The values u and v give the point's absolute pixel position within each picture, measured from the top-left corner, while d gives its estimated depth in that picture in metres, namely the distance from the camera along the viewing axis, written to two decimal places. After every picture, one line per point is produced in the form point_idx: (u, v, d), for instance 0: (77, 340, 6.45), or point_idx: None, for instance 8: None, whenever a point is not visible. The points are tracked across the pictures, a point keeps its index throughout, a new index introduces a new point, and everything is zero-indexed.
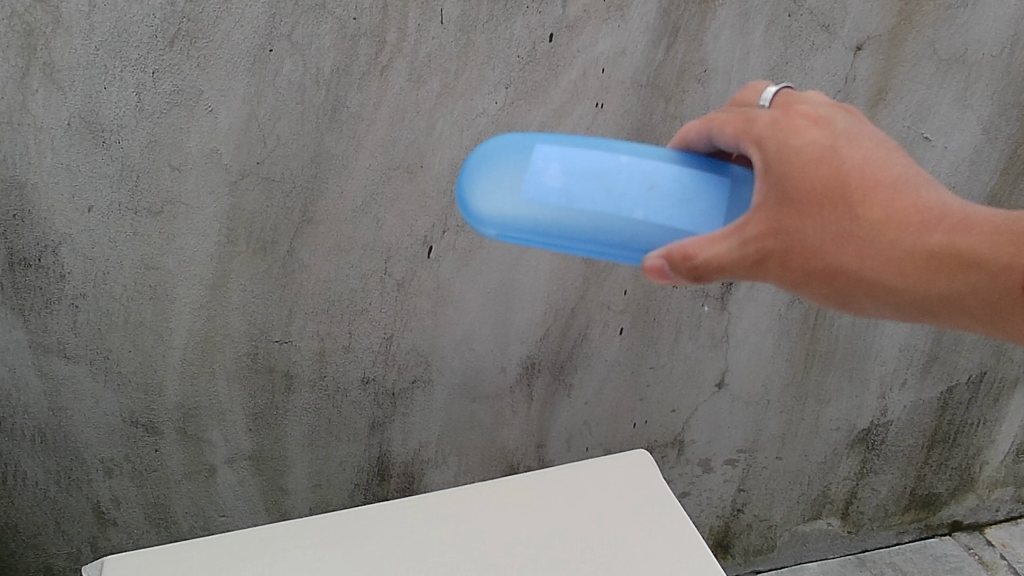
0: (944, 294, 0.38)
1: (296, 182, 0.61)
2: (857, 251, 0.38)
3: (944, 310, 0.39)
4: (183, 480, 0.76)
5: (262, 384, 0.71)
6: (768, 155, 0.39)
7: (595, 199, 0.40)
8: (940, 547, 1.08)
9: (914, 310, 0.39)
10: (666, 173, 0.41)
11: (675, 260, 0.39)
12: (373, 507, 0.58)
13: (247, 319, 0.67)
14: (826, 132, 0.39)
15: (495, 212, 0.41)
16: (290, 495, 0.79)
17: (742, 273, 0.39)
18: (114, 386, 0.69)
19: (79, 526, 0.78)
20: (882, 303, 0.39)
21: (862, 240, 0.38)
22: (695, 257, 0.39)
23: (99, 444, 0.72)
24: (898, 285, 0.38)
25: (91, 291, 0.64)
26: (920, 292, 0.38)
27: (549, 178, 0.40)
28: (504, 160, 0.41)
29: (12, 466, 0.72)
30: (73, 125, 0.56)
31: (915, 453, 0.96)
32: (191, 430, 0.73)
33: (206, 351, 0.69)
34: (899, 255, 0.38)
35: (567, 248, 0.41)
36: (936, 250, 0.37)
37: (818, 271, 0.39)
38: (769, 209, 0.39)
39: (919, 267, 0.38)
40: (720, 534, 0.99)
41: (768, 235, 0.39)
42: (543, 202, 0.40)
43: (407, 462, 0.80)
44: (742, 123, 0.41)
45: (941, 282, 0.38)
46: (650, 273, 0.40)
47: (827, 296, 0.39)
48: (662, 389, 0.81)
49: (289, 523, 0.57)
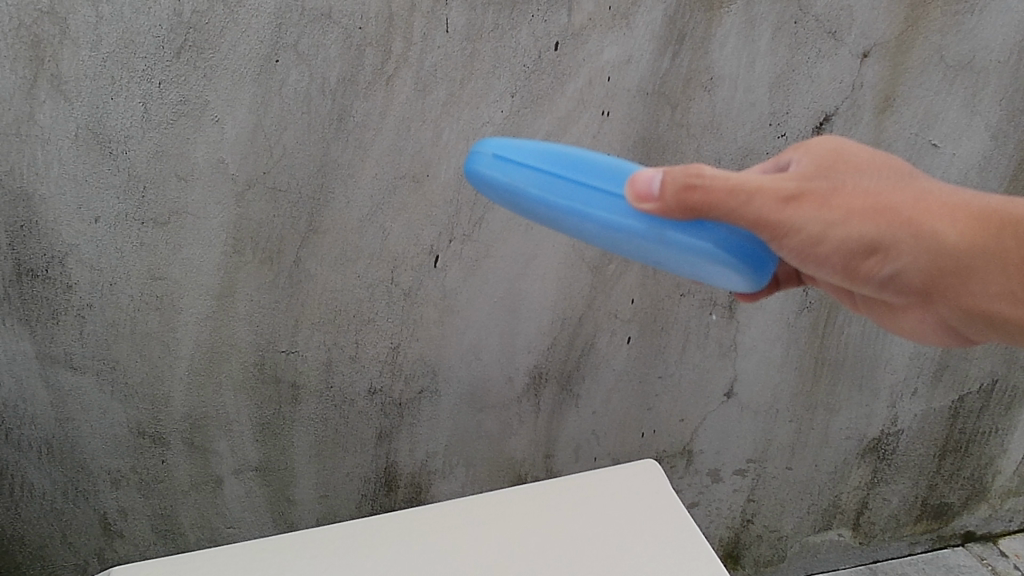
0: (985, 248, 0.39)
1: (302, 192, 0.61)
2: (906, 197, 0.39)
3: (983, 269, 0.40)
4: (190, 491, 0.76)
5: (268, 394, 0.71)
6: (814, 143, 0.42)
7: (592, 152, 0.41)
8: (953, 558, 1.07)
9: (952, 265, 0.39)
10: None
11: (680, 170, 0.38)
12: (379, 517, 0.58)
13: (254, 330, 0.67)
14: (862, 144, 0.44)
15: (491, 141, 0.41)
16: (297, 506, 0.79)
17: (776, 202, 0.38)
18: (121, 397, 0.69)
19: (86, 537, 0.77)
20: (921, 253, 0.39)
21: (911, 191, 0.40)
22: (707, 174, 0.38)
23: (106, 455, 0.72)
24: (948, 233, 0.39)
25: (98, 301, 0.64)
26: (966, 243, 0.39)
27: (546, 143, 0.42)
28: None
29: (19, 477, 0.72)
30: (80, 136, 0.56)
31: (927, 462, 0.95)
32: (198, 441, 0.73)
33: (212, 361, 0.68)
34: (946, 205, 0.39)
35: (549, 174, 0.39)
36: (985, 211, 0.40)
37: (865, 210, 0.39)
38: (813, 165, 0.40)
39: (967, 220, 0.39)
40: (730, 545, 0.98)
41: (812, 177, 0.39)
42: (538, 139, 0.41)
43: (414, 472, 0.79)
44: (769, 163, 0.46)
45: (988, 238, 0.39)
46: (640, 182, 0.38)
47: (866, 241, 0.39)
48: (670, 399, 0.81)
49: (298, 534, 0.57)
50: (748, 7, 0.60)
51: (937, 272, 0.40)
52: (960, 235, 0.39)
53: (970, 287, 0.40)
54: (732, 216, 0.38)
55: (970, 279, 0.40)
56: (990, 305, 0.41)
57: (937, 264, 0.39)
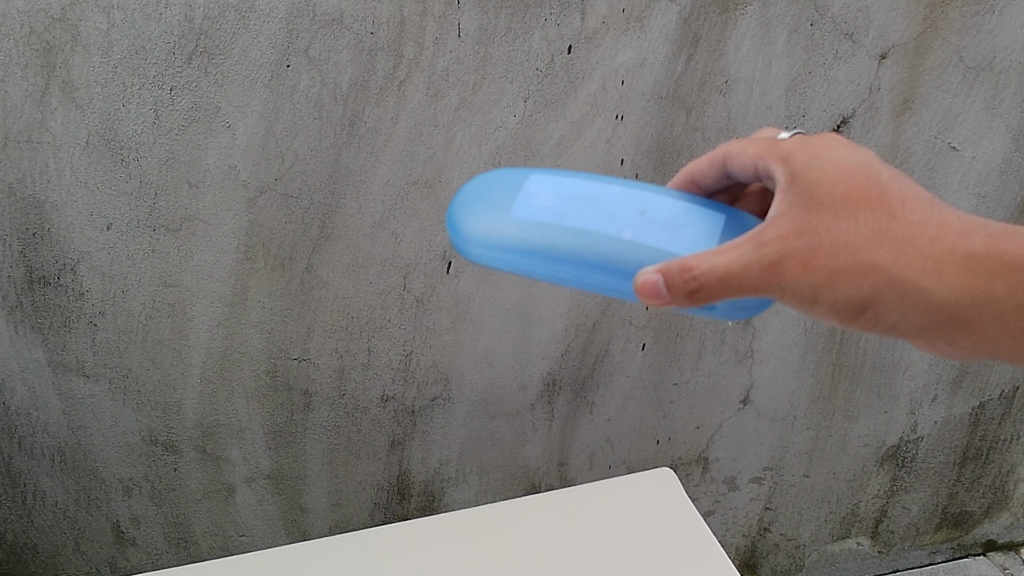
0: (978, 296, 0.38)
1: (314, 199, 0.61)
2: (893, 251, 0.37)
3: (975, 316, 0.38)
4: (202, 500, 0.76)
5: (281, 402, 0.71)
6: (797, 166, 0.38)
7: (583, 218, 0.37)
8: (974, 567, 1.05)
9: (945, 316, 0.38)
10: (661, 204, 0.38)
11: (673, 272, 0.34)
12: (386, 527, 0.57)
13: (266, 337, 0.67)
14: (858, 151, 0.39)
15: (481, 230, 0.38)
16: (310, 514, 0.79)
17: (756, 279, 0.35)
18: (133, 404, 0.69)
19: (99, 545, 0.77)
20: (911, 308, 0.37)
21: (900, 241, 0.37)
22: (695, 269, 0.35)
23: (119, 463, 0.72)
24: (936, 286, 0.37)
25: (109, 309, 0.63)
26: (955, 295, 0.38)
27: (540, 197, 0.38)
28: (499, 185, 0.39)
29: (31, 486, 0.72)
30: (91, 142, 0.56)
31: (947, 470, 0.93)
32: (210, 449, 0.73)
33: (224, 369, 0.68)
34: (937, 254, 0.37)
35: (552, 274, 0.37)
36: (977, 253, 0.38)
37: (849, 272, 0.36)
38: (794, 214, 0.36)
39: (957, 269, 0.37)
40: (747, 553, 0.97)
41: (792, 235, 0.36)
42: (527, 218, 0.37)
43: (427, 480, 0.79)
44: (763, 143, 0.41)
45: (978, 284, 0.38)
46: (643, 290, 0.35)
47: (854, 301, 0.37)
48: (685, 406, 0.80)
49: (301, 546, 0.56)
50: (764, 9, 0.59)
51: (930, 322, 0.38)
52: (950, 287, 0.37)
53: (965, 332, 0.39)
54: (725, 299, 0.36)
55: (967, 326, 0.38)
56: (988, 344, 0.39)
57: (928, 316, 0.38)
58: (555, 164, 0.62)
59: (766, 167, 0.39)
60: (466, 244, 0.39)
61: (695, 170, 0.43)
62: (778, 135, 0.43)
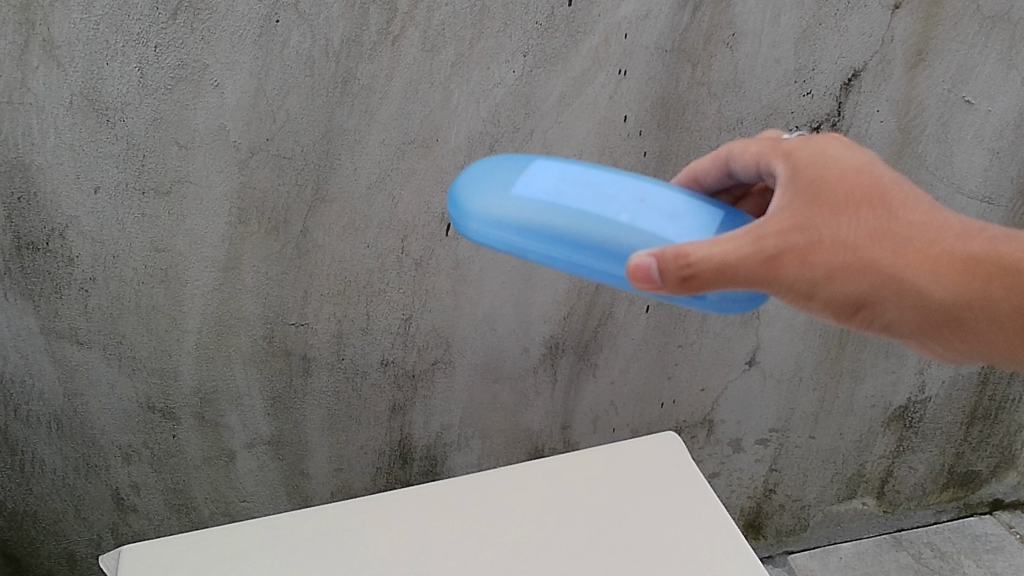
0: (976, 299, 0.38)
1: (308, 159, 0.59)
2: (893, 251, 0.37)
3: (972, 319, 0.39)
4: (202, 466, 0.75)
5: (279, 367, 0.70)
6: (798, 164, 0.38)
7: (582, 199, 0.38)
8: (979, 526, 1.05)
9: (942, 318, 0.39)
10: (660, 193, 0.39)
11: (667, 258, 0.35)
12: (417, 488, 0.57)
13: (262, 302, 0.65)
14: (861, 153, 0.39)
15: (481, 206, 0.39)
16: (312, 479, 0.78)
17: (753, 271, 0.36)
18: (129, 371, 0.68)
19: (99, 512, 0.77)
20: (909, 308, 0.38)
21: (900, 240, 0.37)
22: (691, 256, 0.35)
23: (116, 430, 0.71)
24: (934, 288, 0.38)
25: (101, 274, 0.62)
26: (954, 296, 0.38)
27: (541, 179, 0.39)
28: (502, 169, 0.41)
29: (29, 453, 0.71)
30: (75, 103, 0.54)
31: (954, 430, 0.92)
32: (209, 415, 0.72)
33: (221, 334, 0.67)
34: (936, 255, 0.38)
35: (547, 255, 0.38)
36: (974, 255, 0.38)
37: (849, 267, 0.37)
38: (795, 208, 0.37)
39: (956, 269, 0.38)
40: (751, 514, 0.97)
41: (791, 229, 0.36)
42: (527, 196, 0.38)
43: (430, 444, 0.78)
44: (766, 143, 0.41)
45: (976, 287, 0.38)
46: (636, 274, 0.36)
47: (853, 298, 0.37)
48: (690, 369, 0.79)
49: (332, 505, 0.56)
50: None
51: (926, 324, 0.39)
52: (948, 289, 0.38)
53: (961, 335, 0.39)
54: (720, 290, 0.36)
55: (963, 329, 0.39)
56: (985, 348, 0.40)
57: (924, 316, 0.38)
58: (556, 122, 0.60)
59: (768, 166, 0.40)
60: (465, 220, 0.40)
61: (697, 168, 0.44)
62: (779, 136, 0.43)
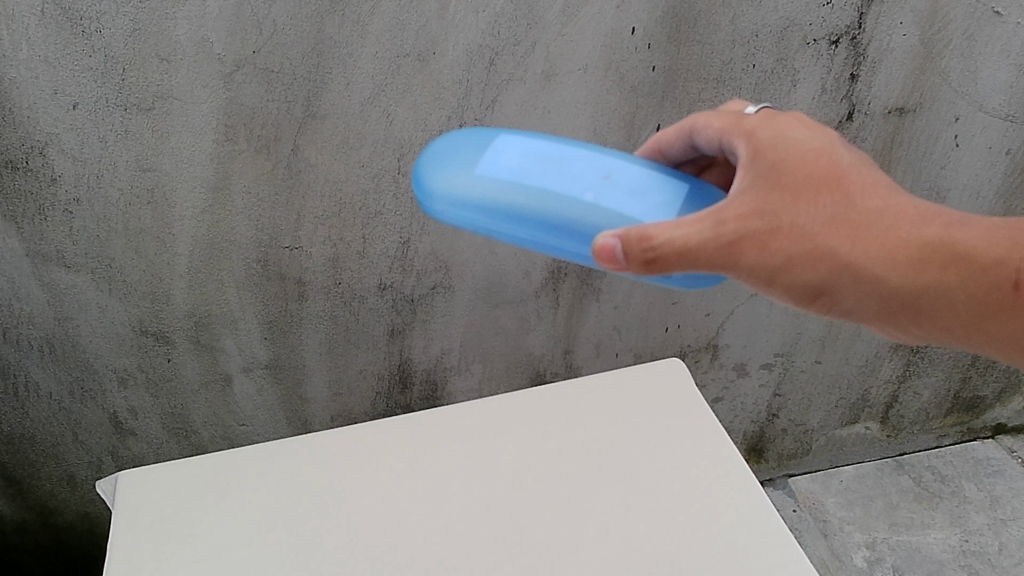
0: (934, 288, 0.39)
1: (297, 74, 0.56)
2: (851, 238, 0.38)
3: (930, 308, 0.39)
4: (200, 390, 0.74)
5: (274, 292, 0.68)
6: (759, 145, 0.39)
7: (546, 177, 0.39)
8: (982, 451, 1.04)
9: (901, 306, 0.39)
10: (622, 170, 0.41)
11: (632, 240, 0.36)
12: (432, 413, 0.58)
13: (254, 224, 0.63)
14: (822, 134, 0.40)
15: (445, 185, 0.40)
16: (311, 403, 0.77)
17: (714, 256, 0.37)
18: (120, 295, 0.66)
19: (98, 435, 0.77)
20: (867, 295, 0.39)
21: (857, 227, 0.38)
22: (654, 239, 0.36)
23: (110, 354, 0.70)
24: (891, 275, 0.38)
25: (85, 195, 0.60)
26: (912, 284, 0.39)
27: (505, 157, 0.40)
28: (465, 145, 0.41)
29: (23, 377, 0.70)
30: (48, 12, 0.51)
31: (962, 355, 0.91)
32: (204, 339, 0.71)
33: (213, 258, 0.65)
34: (893, 243, 0.38)
35: (513, 235, 0.40)
36: (931, 242, 0.39)
37: (807, 255, 0.38)
38: (755, 194, 0.38)
39: (914, 257, 0.39)
40: (754, 439, 0.96)
41: (750, 214, 0.37)
42: (491, 175, 0.40)
43: (430, 369, 0.77)
44: (728, 119, 0.42)
45: (933, 276, 0.39)
46: (601, 254, 0.37)
47: (811, 284, 0.38)
48: (696, 293, 0.77)
49: (341, 430, 0.58)
50: None
51: (885, 310, 0.40)
52: (906, 277, 0.39)
53: (921, 322, 0.40)
54: (682, 272, 0.38)
55: (921, 317, 0.40)
56: (943, 335, 0.41)
57: (883, 304, 0.39)
58: (560, 34, 0.57)
59: (731, 144, 0.41)
60: (430, 199, 0.41)
61: (662, 141, 0.45)
62: (743, 111, 0.44)
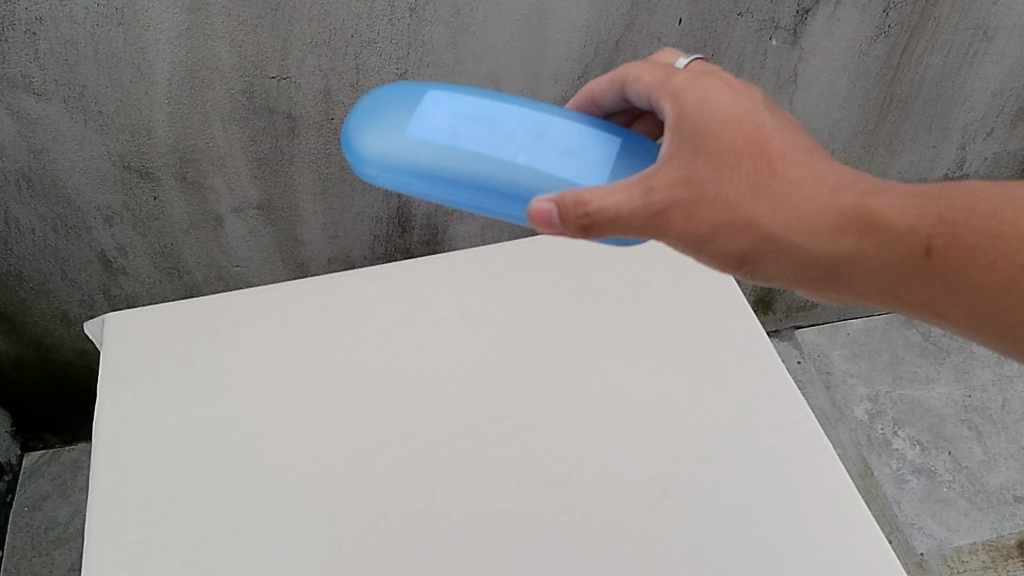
0: (850, 257, 0.39)
1: None
2: (773, 207, 0.38)
3: (848, 274, 0.40)
4: (190, 230, 0.72)
5: (262, 127, 0.63)
6: (684, 106, 0.39)
7: (477, 140, 0.41)
8: None
9: (818, 273, 0.40)
10: (555, 126, 0.43)
11: (568, 206, 0.38)
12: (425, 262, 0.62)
13: (236, 51, 0.58)
14: (749, 96, 0.40)
15: (379, 151, 0.42)
16: (307, 246, 0.75)
17: (641, 224, 0.38)
18: (97, 127, 0.62)
19: (88, 274, 0.75)
20: (786, 265, 0.40)
21: (779, 198, 0.38)
22: (589, 205, 0.38)
23: (93, 191, 0.67)
24: (811, 245, 0.39)
25: (48, 14, 0.54)
26: (831, 253, 0.39)
27: (437, 119, 0.42)
28: (394, 105, 0.43)
29: (4, 214, 0.67)
30: None
31: None
32: (191, 177, 0.67)
33: (194, 88, 0.60)
34: (816, 213, 0.39)
35: (448, 196, 0.42)
36: (850, 210, 0.39)
37: (731, 224, 0.38)
38: (681, 161, 0.38)
39: (836, 228, 0.39)
40: (763, 291, 0.94)
41: (676, 185, 0.38)
42: (427, 138, 0.42)
43: (429, 213, 0.74)
44: (660, 72, 0.42)
45: (851, 244, 0.39)
46: (538, 217, 0.39)
47: (733, 252, 0.39)
48: None
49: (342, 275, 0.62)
50: None
51: (806, 277, 0.40)
52: (826, 246, 0.39)
53: (841, 286, 0.41)
54: (613, 237, 0.39)
55: (840, 282, 0.40)
56: (863, 299, 0.41)
57: (805, 272, 0.40)
58: None
59: (658, 104, 0.41)
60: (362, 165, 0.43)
61: (594, 92, 0.46)
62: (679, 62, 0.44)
